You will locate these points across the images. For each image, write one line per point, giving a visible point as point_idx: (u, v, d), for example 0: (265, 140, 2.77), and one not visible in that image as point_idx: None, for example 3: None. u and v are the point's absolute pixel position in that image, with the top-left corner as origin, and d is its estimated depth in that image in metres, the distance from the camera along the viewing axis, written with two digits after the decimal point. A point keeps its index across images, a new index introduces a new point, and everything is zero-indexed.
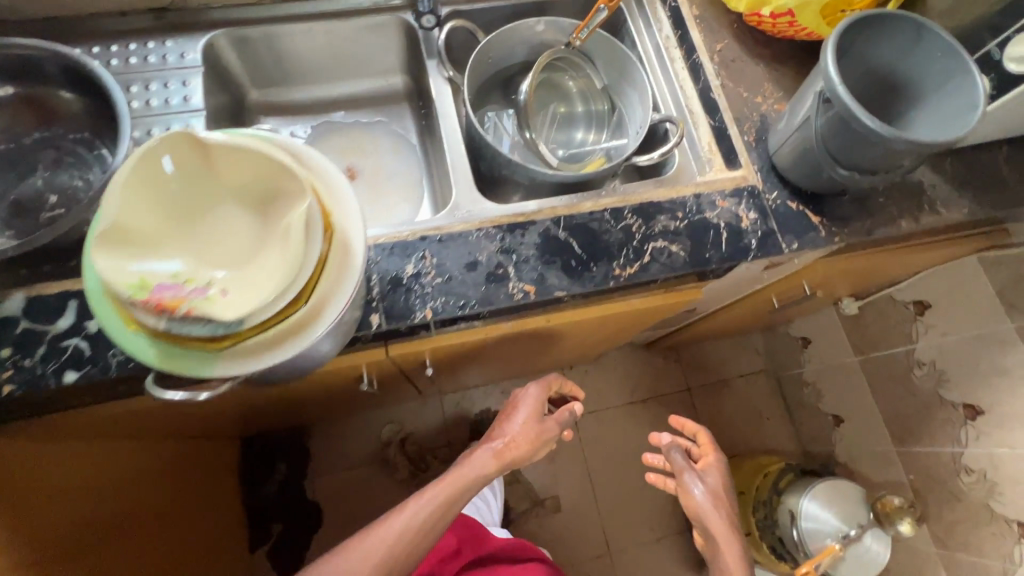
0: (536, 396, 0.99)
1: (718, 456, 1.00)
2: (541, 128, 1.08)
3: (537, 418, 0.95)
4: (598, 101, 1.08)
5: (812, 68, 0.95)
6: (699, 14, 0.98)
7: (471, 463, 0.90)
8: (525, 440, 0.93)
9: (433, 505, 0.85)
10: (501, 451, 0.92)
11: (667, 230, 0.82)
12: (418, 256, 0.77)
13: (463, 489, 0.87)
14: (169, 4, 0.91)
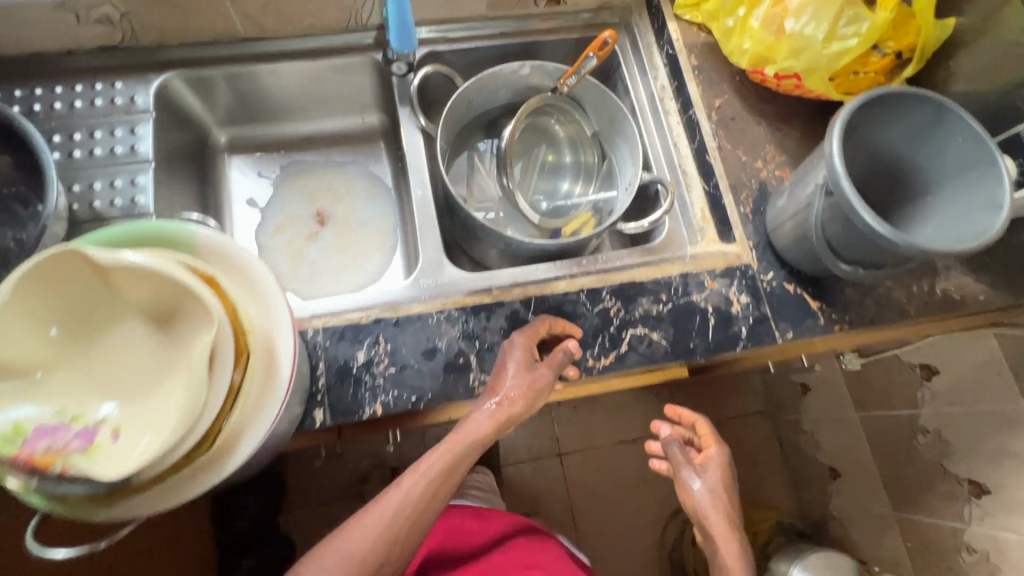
0: (529, 347, 0.69)
1: (722, 449, 0.83)
2: (525, 176, 1.00)
3: (534, 368, 0.68)
4: (588, 150, 1.00)
5: (819, 130, 0.86)
6: (698, 64, 0.89)
7: (461, 430, 0.67)
8: (522, 394, 0.68)
9: (430, 482, 0.65)
10: (497, 417, 0.68)
11: (649, 315, 0.75)
12: (371, 341, 0.70)
13: (459, 461, 0.66)
14: (119, 42, 0.84)
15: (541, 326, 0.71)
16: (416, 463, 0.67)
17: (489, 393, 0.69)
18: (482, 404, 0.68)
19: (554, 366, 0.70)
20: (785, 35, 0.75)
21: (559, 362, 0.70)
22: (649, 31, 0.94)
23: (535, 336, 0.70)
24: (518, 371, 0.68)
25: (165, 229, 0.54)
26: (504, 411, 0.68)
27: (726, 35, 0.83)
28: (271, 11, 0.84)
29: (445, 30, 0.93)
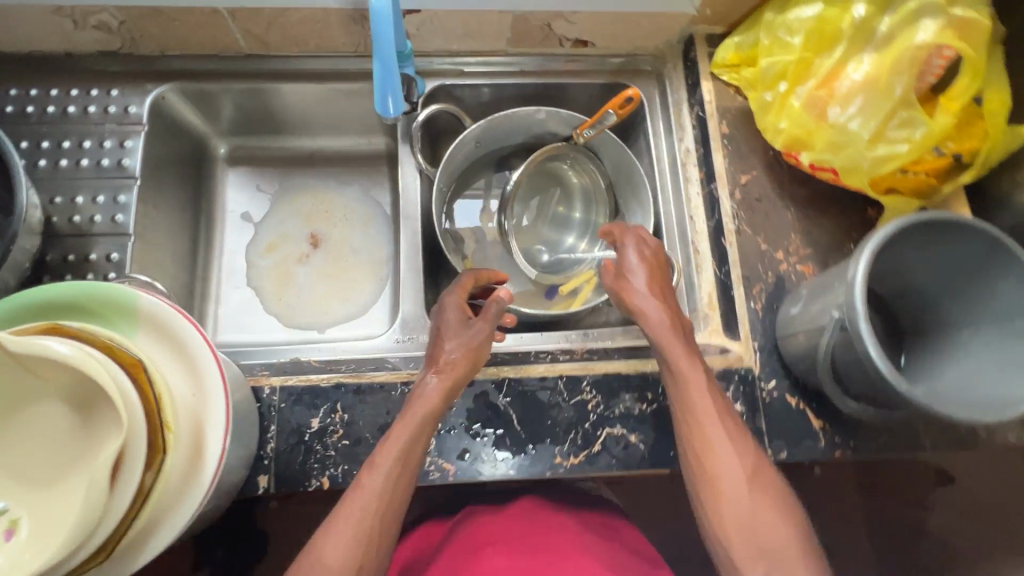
0: (461, 306, 0.70)
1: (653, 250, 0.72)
2: (529, 225, 0.93)
3: (472, 331, 0.67)
4: (600, 205, 0.92)
5: (852, 225, 0.78)
6: (729, 131, 0.80)
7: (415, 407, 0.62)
8: (463, 354, 0.65)
9: (390, 468, 0.59)
10: (446, 379, 0.64)
11: (630, 415, 0.69)
12: (328, 407, 0.66)
13: (415, 432, 0.61)
14: (121, 48, 0.81)
15: (461, 280, 0.73)
16: (374, 456, 0.60)
17: (435, 367, 0.65)
18: (430, 383, 0.64)
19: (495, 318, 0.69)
20: (827, 122, 0.66)
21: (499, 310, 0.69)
22: (682, 86, 0.86)
23: (464, 292, 0.72)
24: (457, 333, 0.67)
25: (111, 298, 0.51)
26: (448, 378, 0.64)
27: (762, 109, 0.73)
28: (274, 32, 0.79)
29: (461, 62, 0.87)
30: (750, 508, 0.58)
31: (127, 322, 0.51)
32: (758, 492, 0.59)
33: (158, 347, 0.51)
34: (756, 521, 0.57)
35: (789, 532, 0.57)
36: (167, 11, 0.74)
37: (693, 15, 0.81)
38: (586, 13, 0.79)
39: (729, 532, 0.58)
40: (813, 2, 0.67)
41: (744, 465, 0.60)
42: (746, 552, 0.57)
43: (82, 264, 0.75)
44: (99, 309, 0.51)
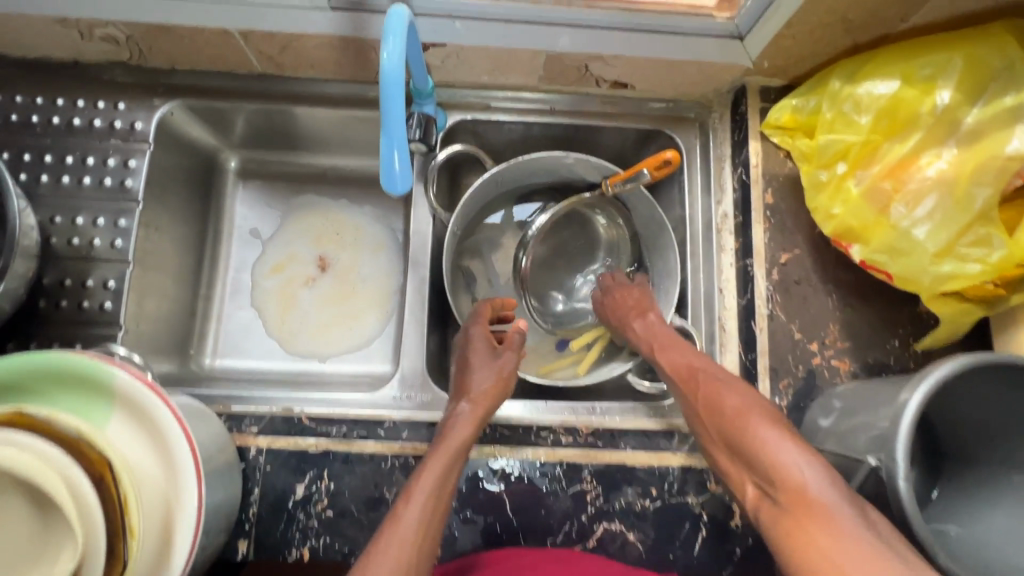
0: (490, 337, 0.71)
1: (636, 288, 0.77)
2: (544, 273, 0.86)
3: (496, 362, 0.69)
4: (623, 260, 0.86)
5: (898, 319, 0.71)
6: (774, 201, 0.73)
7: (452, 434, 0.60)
8: (493, 385, 0.66)
9: (428, 497, 0.55)
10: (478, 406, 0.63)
11: (630, 511, 0.65)
12: (315, 474, 0.64)
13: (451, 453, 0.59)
14: (130, 59, 0.76)
15: (484, 312, 0.73)
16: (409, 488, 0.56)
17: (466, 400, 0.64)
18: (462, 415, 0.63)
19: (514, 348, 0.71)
20: (888, 221, 0.58)
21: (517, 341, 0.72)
22: (727, 141, 0.78)
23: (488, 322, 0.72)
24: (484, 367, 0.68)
25: (80, 372, 0.47)
26: (481, 408, 0.64)
27: (813, 188, 0.65)
28: (289, 54, 0.74)
29: (487, 95, 0.80)
30: (727, 430, 0.57)
31: (97, 399, 0.48)
32: (730, 406, 0.58)
33: (128, 428, 0.48)
34: (732, 439, 0.56)
35: (767, 433, 0.53)
36: (176, 29, 0.69)
37: (748, 67, 0.72)
38: (628, 57, 0.71)
39: (726, 461, 0.58)
40: (890, 78, 0.59)
41: (713, 389, 0.61)
42: (740, 471, 0.56)
43: (78, 290, 0.73)
44: (66, 382, 0.48)
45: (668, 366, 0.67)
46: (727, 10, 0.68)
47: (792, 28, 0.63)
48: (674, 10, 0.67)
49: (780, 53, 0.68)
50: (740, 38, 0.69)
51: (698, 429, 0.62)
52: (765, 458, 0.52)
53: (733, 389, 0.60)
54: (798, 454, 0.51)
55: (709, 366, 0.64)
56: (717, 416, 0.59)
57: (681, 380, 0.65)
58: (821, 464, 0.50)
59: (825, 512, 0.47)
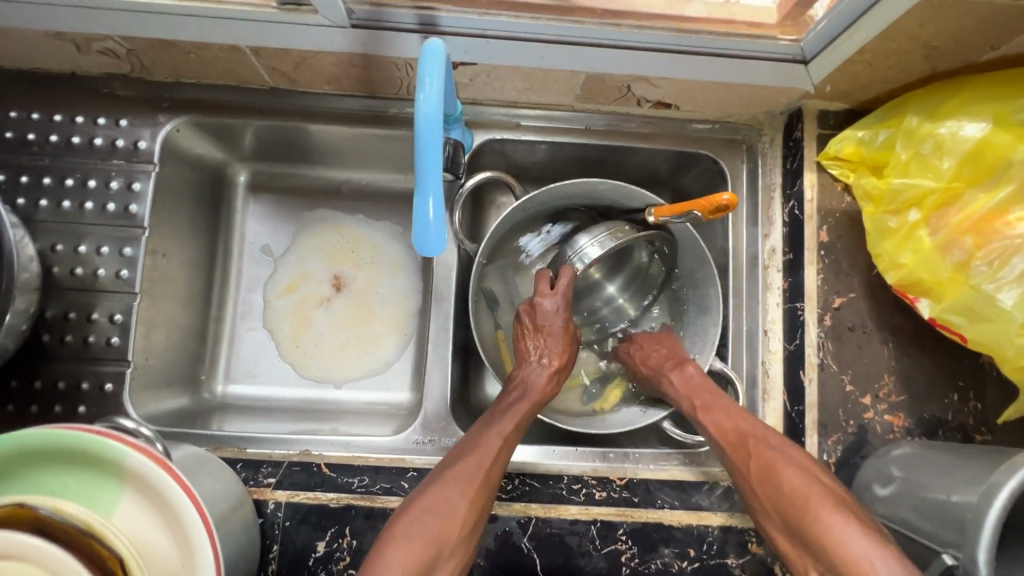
0: (568, 318, 0.71)
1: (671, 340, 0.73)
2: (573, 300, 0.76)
3: (524, 407, 0.64)
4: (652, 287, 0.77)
5: (959, 371, 0.65)
6: (829, 240, 0.67)
7: (461, 467, 0.56)
8: (518, 421, 0.62)
9: (462, 489, 0.55)
10: (496, 444, 0.59)
11: (666, 573, 0.61)
12: (337, 530, 0.61)
13: (461, 501, 0.54)
14: (131, 71, 0.70)
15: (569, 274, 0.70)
16: (436, 476, 0.57)
17: (482, 437, 0.60)
18: (478, 445, 0.59)
19: (547, 390, 0.67)
20: (966, 279, 0.53)
21: (553, 380, 0.68)
22: (778, 169, 0.72)
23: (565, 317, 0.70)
24: (511, 409, 0.64)
25: (40, 444, 0.43)
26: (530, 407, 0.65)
27: (878, 233, 0.60)
28: (303, 70, 0.67)
29: (517, 113, 0.74)
30: (785, 508, 0.53)
31: (65, 471, 0.44)
32: (787, 482, 0.54)
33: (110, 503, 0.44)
34: (791, 520, 0.53)
35: (832, 519, 0.50)
36: (179, 44, 0.63)
37: (808, 90, 0.65)
38: (675, 79, 0.65)
39: (782, 541, 0.54)
40: (980, 117, 0.53)
41: (767, 461, 0.56)
42: (801, 555, 0.52)
43: (83, 324, 0.69)
44: (26, 457, 0.43)
45: (711, 428, 0.62)
46: (793, 32, 0.60)
47: (865, 54, 0.57)
48: (733, 31, 0.59)
49: (846, 78, 0.61)
50: (804, 62, 0.62)
51: (751, 502, 0.57)
52: (832, 548, 0.48)
53: (789, 462, 0.55)
54: (868, 545, 0.47)
55: (760, 432, 0.59)
56: (771, 491, 0.55)
57: (729, 448, 0.60)
58: (894, 556, 0.46)
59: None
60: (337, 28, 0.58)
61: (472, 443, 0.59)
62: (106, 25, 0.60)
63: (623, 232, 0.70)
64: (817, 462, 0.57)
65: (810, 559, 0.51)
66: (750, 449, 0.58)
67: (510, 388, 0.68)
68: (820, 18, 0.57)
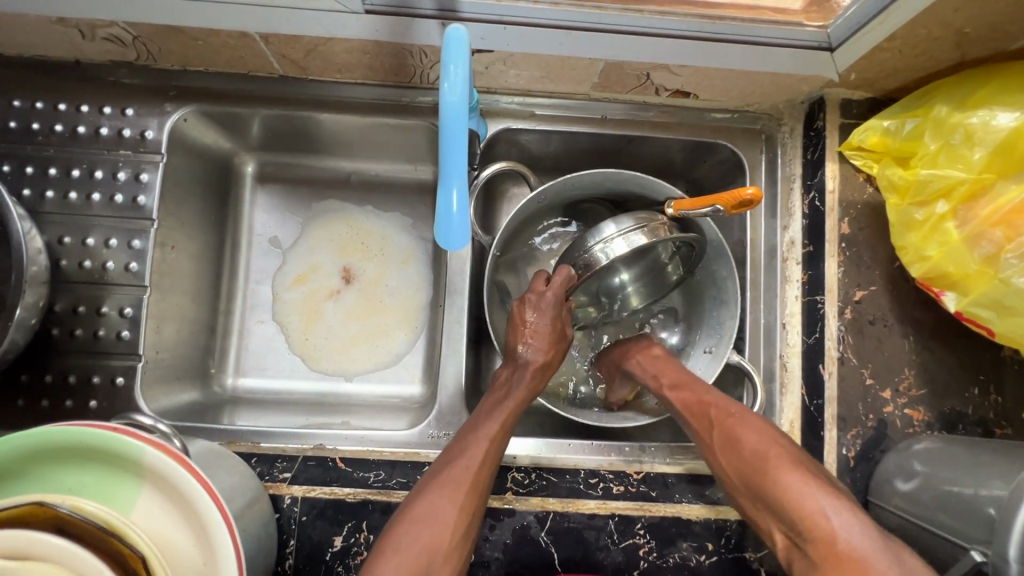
0: (559, 314, 0.67)
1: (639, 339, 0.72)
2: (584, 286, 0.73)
3: (505, 406, 0.62)
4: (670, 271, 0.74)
5: (979, 365, 0.65)
6: (850, 232, 0.66)
7: (449, 475, 0.55)
8: (504, 420, 0.60)
9: (450, 495, 0.54)
10: (483, 445, 0.57)
11: (684, 566, 0.61)
12: (354, 525, 0.60)
13: (449, 506, 0.53)
14: (137, 59, 0.68)
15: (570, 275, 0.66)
16: (424, 484, 0.56)
17: (469, 438, 0.59)
18: (464, 446, 0.58)
19: (534, 385, 0.65)
20: (994, 272, 0.52)
21: (539, 373, 0.66)
22: (798, 160, 0.71)
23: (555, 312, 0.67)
24: (497, 405, 0.62)
25: (21, 456, 0.42)
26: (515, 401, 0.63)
27: (903, 225, 0.59)
28: (314, 58, 0.66)
29: (531, 102, 0.72)
30: (744, 474, 0.53)
31: (49, 487, 0.42)
32: (749, 447, 0.53)
33: (110, 505, 0.42)
34: (750, 484, 0.52)
35: (790, 479, 0.49)
36: (187, 31, 0.61)
37: (831, 79, 0.64)
38: (696, 67, 0.63)
39: (747, 505, 0.53)
40: (1013, 106, 0.52)
41: (730, 429, 0.56)
42: (764, 517, 0.51)
43: (93, 318, 0.68)
44: (8, 478, 0.42)
45: (677, 402, 0.62)
46: (818, 18, 0.58)
47: (895, 41, 0.55)
48: (758, 17, 0.57)
49: (872, 66, 0.60)
50: (830, 49, 0.60)
51: (716, 471, 0.56)
52: (793, 508, 0.47)
53: (751, 428, 0.55)
54: (825, 501, 0.46)
55: (722, 401, 0.59)
56: (733, 457, 0.54)
57: (694, 419, 0.59)
58: (850, 512, 0.46)
59: (857, 569, 0.42)
60: (351, 15, 0.57)
61: (458, 445, 0.58)
62: (112, 10, 0.58)
63: (655, 225, 0.66)
64: (779, 428, 0.56)
65: (771, 520, 0.50)
66: (713, 419, 0.58)
67: (496, 384, 0.66)
68: (848, 4, 0.55)
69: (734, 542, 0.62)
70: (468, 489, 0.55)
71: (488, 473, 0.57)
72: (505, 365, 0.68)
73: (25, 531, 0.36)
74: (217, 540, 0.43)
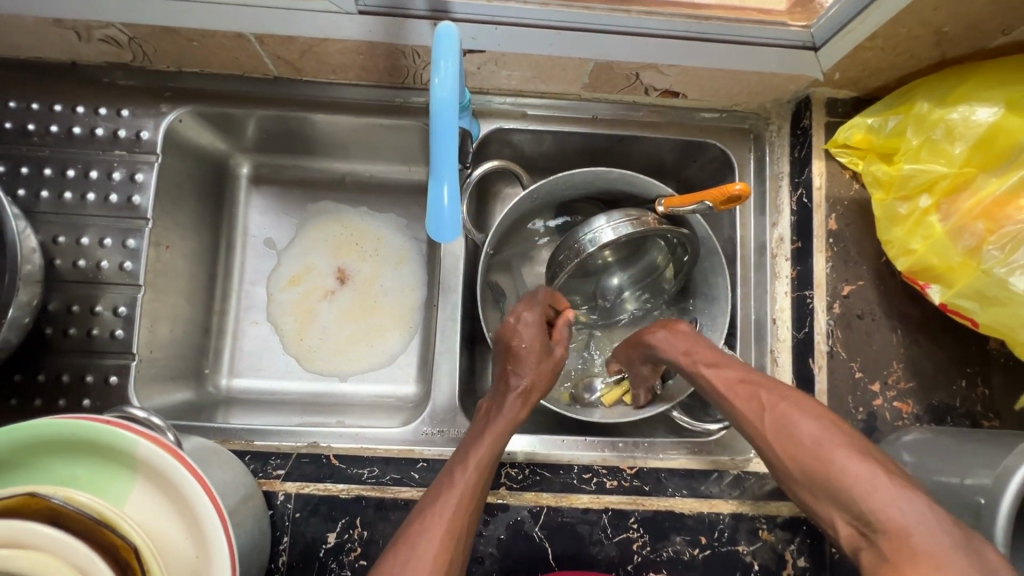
0: (543, 334, 0.68)
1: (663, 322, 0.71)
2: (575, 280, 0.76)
3: (483, 441, 0.59)
4: (664, 274, 0.77)
5: (966, 358, 0.66)
6: (838, 228, 0.67)
7: (425, 521, 0.53)
8: (484, 455, 0.58)
9: (433, 539, 0.51)
10: (464, 484, 0.55)
11: (678, 560, 0.61)
12: (347, 521, 0.60)
13: (426, 552, 0.50)
14: (133, 60, 0.69)
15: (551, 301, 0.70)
16: (405, 532, 0.53)
17: (448, 479, 0.56)
18: (439, 490, 0.55)
19: (517, 414, 0.62)
20: (977, 263, 0.53)
21: (520, 400, 0.63)
22: (785, 158, 0.72)
23: (540, 332, 0.68)
24: (479, 436, 0.60)
25: (19, 446, 0.42)
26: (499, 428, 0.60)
27: (888, 219, 0.60)
28: (309, 58, 0.67)
29: (523, 102, 0.73)
30: (799, 462, 0.50)
31: (46, 479, 0.43)
32: (807, 432, 0.51)
33: (105, 498, 0.42)
34: (807, 471, 0.50)
35: (855, 466, 0.47)
36: (183, 31, 0.62)
37: (817, 78, 0.65)
38: (684, 67, 0.64)
39: (803, 494, 0.50)
40: (992, 101, 0.53)
41: (783, 412, 0.53)
42: (826, 508, 0.49)
43: (86, 317, 0.68)
44: (7, 467, 0.43)
45: (716, 381, 0.60)
46: (802, 18, 0.59)
47: (876, 39, 0.56)
48: (744, 18, 0.59)
49: (856, 65, 0.61)
50: (814, 48, 0.61)
51: (766, 457, 0.54)
52: (861, 496, 0.45)
53: (806, 412, 0.53)
54: (894, 490, 0.44)
55: (771, 383, 0.57)
56: (787, 442, 0.52)
57: (739, 403, 0.57)
58: (920, 499, 0.44)
59: (932, 562, 0.40)
60: (345, 15, 0.58)
61: (435, 490, 0.55)
62: (109, 12, 0.59)
63: (645, 223, 0.67)
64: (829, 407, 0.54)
65: (835, 509, 0.48)
66: (763, 402, 0.55)
67: (478, 416, 0.64)
68: (831, 4, 0.57)
69: (727, 536, 0.62)
70: (446, 530, 0.52)
71: (470, 510, 0.54)
72: (489, 396, 0.66)
73: (21, 521, 0.36)
74: (212, 535, 0.43)
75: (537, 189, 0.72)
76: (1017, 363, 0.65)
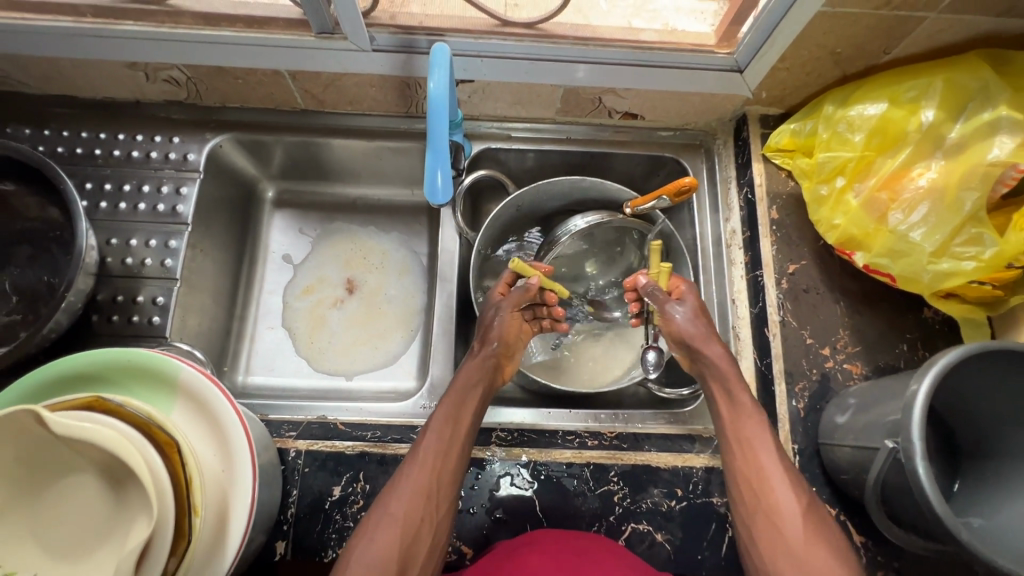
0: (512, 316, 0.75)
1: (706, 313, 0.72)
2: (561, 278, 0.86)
3: (443, 412, 0.65)
4: None
5: (904, 325, 0.74)
6: (779, 217, 0.78)
7: (397, 487, 0.60)
8: (449, 439, 0.63)
9: (406, 508, 0.58)
10: (433, 463, 0.61)
11: (657, 511, 0.66)
12: (351, 476, 0.66)
13: (399, 512, 0.58)
14: (186, 98, 0.84)
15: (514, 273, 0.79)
16: (385, 494, 0.60)
17: (415, 458, 0.61)
18: (413, 457, 0.62)
19: (474, 378, 0.69)
20: (886, 227, 0.64)
21: (488, 380, 0.70)
22: (731, 164, 0.85)
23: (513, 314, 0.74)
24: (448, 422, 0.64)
25: (108, 363, 0.51)
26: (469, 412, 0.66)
27: (815, 202, 0.71)
28: (330, 91, 0.82)
29: (509, 127, 0.88)
30: (803, 543, 0.57)
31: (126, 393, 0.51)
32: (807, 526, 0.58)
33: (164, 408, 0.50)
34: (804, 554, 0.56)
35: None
36: (231, 70, 0.77)
37: (747, 97, 0.79)
38: (638, 90, 0.79)
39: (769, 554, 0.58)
40: (879, 99, 0.65)
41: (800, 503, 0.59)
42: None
43: (129, 306, 0.78)
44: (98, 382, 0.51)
45: (742, 428, 0.64)
46: (726, 47, 0.75)
47: (785, 61, 0.70)
48: (680, 48, 0.74)
49: (776, 84, 0.75)
50: (739, 70, 0.76)
51: (750, 512, 0.60)
52: None
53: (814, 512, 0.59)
54: None
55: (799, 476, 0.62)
56: (803, 527, 0.58)
57: (754, 454, 0.62)
58: None
59: None
60: (362, 52, 0.73)
61: (406, 459, 0.62)
62: (176, 55, 0.75)
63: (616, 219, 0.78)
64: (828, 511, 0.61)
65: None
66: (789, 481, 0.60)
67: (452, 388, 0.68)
68: (744, 34, 0.72)
69: (702, 489, 0.67)
70: (418, 492, 0.59)
71: (448, 490, 0.61)
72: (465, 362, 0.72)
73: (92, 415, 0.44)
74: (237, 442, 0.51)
75: (523, 196, 0.84)
76: (950, 327, 0.74)
